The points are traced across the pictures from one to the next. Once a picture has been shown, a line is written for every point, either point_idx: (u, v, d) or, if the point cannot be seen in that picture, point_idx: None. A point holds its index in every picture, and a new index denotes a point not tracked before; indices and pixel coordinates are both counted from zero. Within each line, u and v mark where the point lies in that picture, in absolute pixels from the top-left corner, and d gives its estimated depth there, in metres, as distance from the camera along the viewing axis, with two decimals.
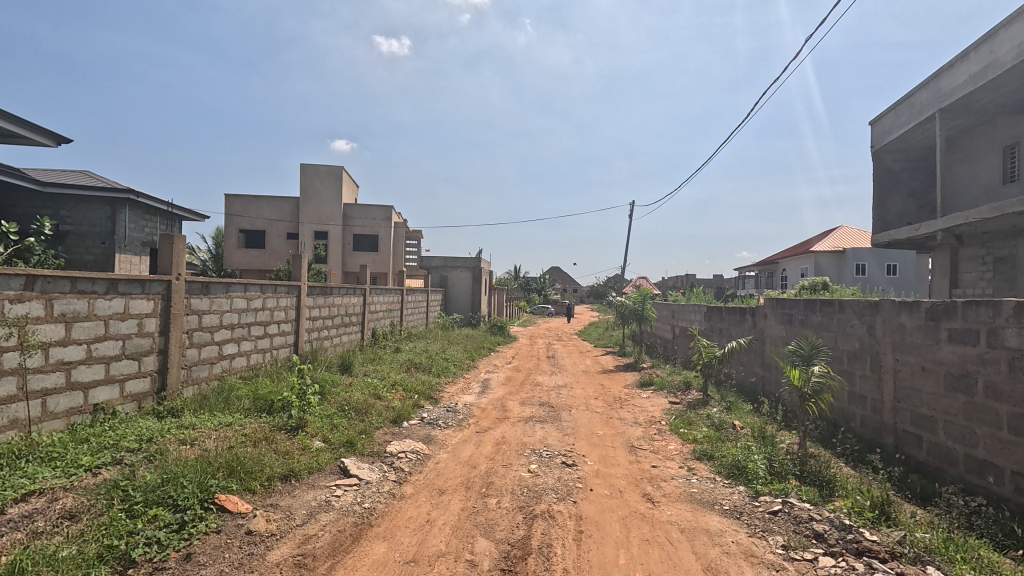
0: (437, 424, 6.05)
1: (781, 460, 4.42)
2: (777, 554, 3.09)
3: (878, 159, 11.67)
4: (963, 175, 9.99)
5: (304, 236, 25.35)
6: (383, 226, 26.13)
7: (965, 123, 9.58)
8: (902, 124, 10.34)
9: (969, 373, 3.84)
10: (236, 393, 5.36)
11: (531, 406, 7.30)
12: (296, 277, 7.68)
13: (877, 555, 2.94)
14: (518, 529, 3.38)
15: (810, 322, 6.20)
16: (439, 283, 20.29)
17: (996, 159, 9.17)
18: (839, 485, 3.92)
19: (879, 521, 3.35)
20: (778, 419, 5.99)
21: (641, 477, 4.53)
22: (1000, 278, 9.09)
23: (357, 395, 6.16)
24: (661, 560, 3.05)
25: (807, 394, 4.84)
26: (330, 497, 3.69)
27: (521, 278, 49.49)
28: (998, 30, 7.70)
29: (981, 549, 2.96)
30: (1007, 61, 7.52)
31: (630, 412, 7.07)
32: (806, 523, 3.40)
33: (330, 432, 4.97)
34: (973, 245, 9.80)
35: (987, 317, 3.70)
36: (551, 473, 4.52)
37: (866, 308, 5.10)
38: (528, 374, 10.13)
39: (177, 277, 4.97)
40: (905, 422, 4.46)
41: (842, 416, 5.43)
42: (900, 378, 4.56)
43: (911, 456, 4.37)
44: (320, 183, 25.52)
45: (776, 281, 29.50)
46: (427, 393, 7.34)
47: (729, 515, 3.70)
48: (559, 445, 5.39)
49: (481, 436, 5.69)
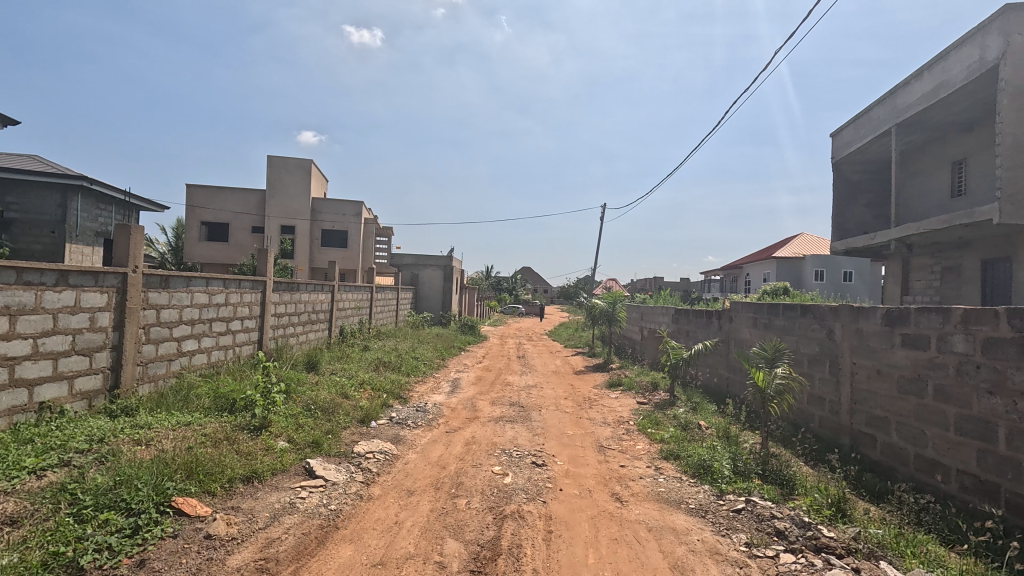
0: (406, 424, 5.97)
1: (745, 459, 4.54)
2: (740, 552, 3.17)
3: (839, 170, 12.14)
4: (916, 188, 10.51)
5: (269, 229, 24.63)
6: (354, 222, 25.60)
7: (918, 138, 10.09)
8: (861, 137, 10.79)
9: (920, 377, 4.03)
10: (195, 392, 5.14)
11: (501, 406, 7.30)
12: (261, 273, 7.45)
13: (834, 551, 3.04)
14: (488, 530, 3.36)
15: (773, 325, 6.39)
16: (409, 282, 20.03)
17: (946, 173, 9.68)
18: (798, 484, 4.07)
19: (836, 518, 3.48)
20: (742, 420, 6.16)
21: (610, 476, 4.58)
22: (948, 287, 9.62)
23: (324, 395, 6.01)
24: (630, 559, 3.09)
25: (770, 396, 4.98)
26: (295, 498, 3.59)
27: (492, 278, 49.54)
28: (949, 52, 8.18)
29: (928, 543, 3.10)
30: (958, 80, 7.96)
31: (600, 412, 7.16)
32: (768, 521, 3.50)
33: (296, 431, 4.83)
34: (923, 255, 10.33)
35: (937, 323, 3.90)
36: (521, 473, 4.51)
37: (827, 313, 5.29)
38: (498, 373, 10.15)
39: (133, 269, 4.75)
40: (861, 423, 4.66)
41: (802, 416, 5.62)
42: (857, 380, 4.75)
43: (865, 455, 4.57)
44: (288, 176, 24.87)
45: (740, 285, 30.47)
46: (396, 393, 7.23)
47: (694, 514, 3.77)
48: (529, 445, 5.41)
49: (451, 436, 5.65)
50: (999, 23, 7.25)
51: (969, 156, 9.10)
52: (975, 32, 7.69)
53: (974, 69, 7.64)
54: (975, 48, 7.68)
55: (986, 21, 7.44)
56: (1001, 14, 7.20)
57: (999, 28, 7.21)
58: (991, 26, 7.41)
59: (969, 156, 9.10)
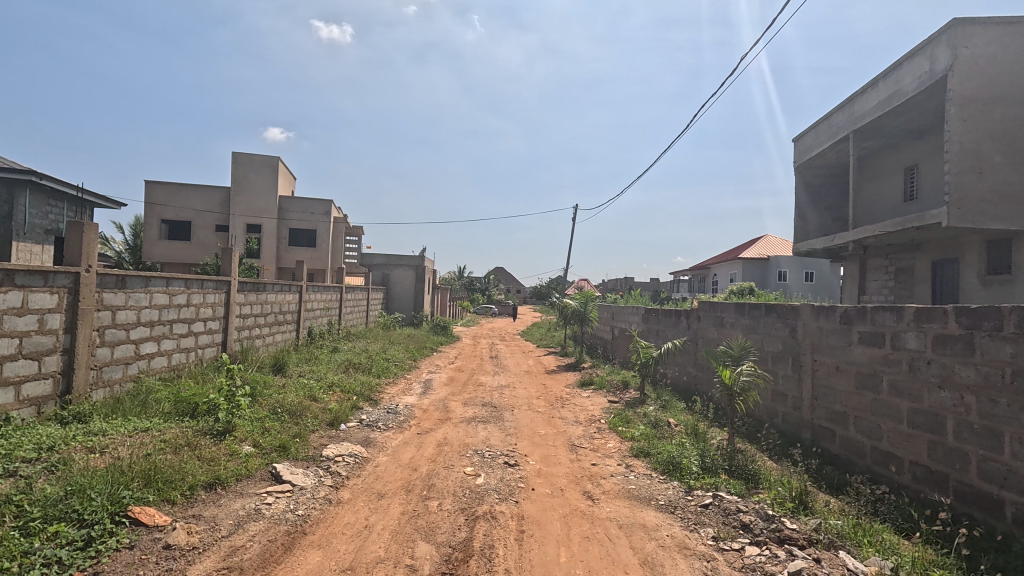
0: (376, 426, 5.88)
1: (712, 456, 4.65)
2: (707, 546, 3.24)
3: (801, 174, 12.57)
4: (871, 192, 10.97)
5: (234, 228, 23.91)
6: (322, 221, 25.08)
7: (874, 145, 10.54)
8: (821, 143, 11.21)
9: (876, 372, 4.20)
10: (155, 397, 4.94)
11: (474, 407, 7.27)
12: (225, 273, 7.21)
13: (796, 542, 3.14)
14: (460, 531, 3.34)
15: (739, 324, 6.56)
16: (380, 282, 19.75)
17: (899, 178, 10.14)
18: (763, 478, 4.19)
19: (798, 510, 3.59)
20: (709, 417, 6.30)
21: (582, 475, 4.62)
22: (901, 286, 10.08)
23: (291, 397, 5.86)
24: (601, 556, 3.11)
25: (735, 392, 5.11)
26: (261, 504, 3.49)
27: (464, 278, 49.34)
28: (902, 62, 8.57)
29: (884, 533, 3.24)
30: (910, 90, 8.36)
31: (572, 411, 7.21)
32: (734, 515, 3.58)
33: (262, 436, 4.69)
34: (878, 257, 10.80)
35: (892, 321, 4.07)
36: (493, 474, 4.50)
37: (789, 312, 5.46)
38: (471, 374, 10.11)
39: (86, 269, 4.53)
40: (821, 418, 4.83)
41: (766, 413, 5.79)
42: (818, 377, 4.92)
43: (825, 449, 4.74)
44: (254, 173, 24.20)
45: (708, 286, 31.22)
46: (366, 395, 7.12)
47: (664, 510, 3.84)
48: (501, 445, 5.40)
49: (422, 438, 5.60)
50: (947, 36, 7.64)
51: (920, 162, 9.56)
52: (925, 44, 8.09)
53: (924, 79, 8.03)
54: (925, 59, 8.07)
55: (935, 35, 7.83)
56: (949, 28, 7.58)
57: (946, 41, 7.60)
58: (939, 39, 7.81)
59: (920, 162, 9.56)
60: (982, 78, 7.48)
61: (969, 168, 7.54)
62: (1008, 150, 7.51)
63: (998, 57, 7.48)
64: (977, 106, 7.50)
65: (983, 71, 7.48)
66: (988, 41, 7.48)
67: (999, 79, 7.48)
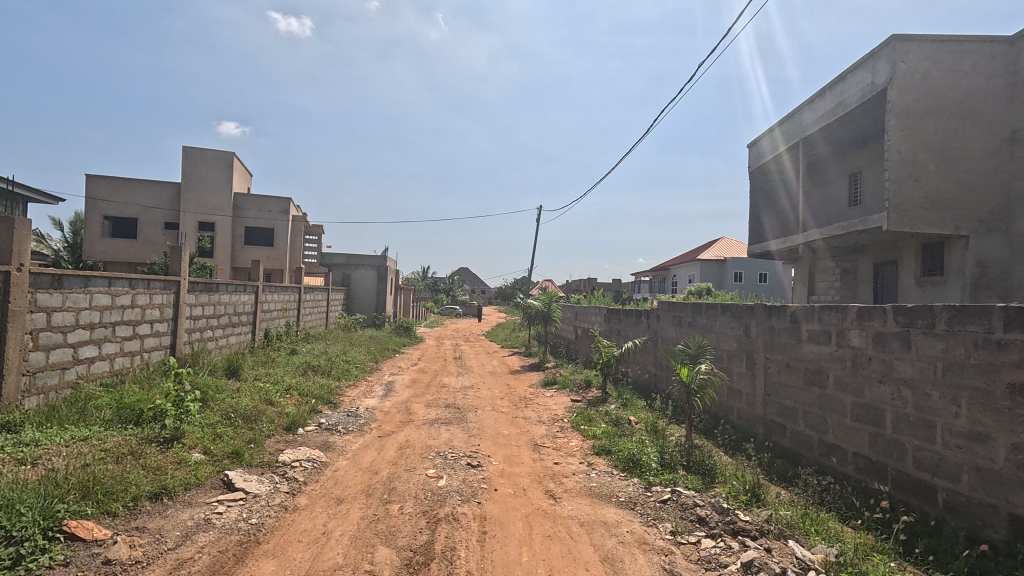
0: (336, 430, 5.74)
1: (671, 452, 4.76)
2: (666, 540, 3.32)
3: (755, 179, 13.06)
4: (820, 197, 11.52)
5: (185, 226, 22.89)
6: (280, 220, 24.32)
7: (822, 152, 11.07)
8: (774, 149, 11.68)
9: (822, 369, 4.41)
10: (95, 404, 4.66)
11: (437, 408, 7.20)
12: (174, 272, 6.89)
13: (749, 533, 3.25)
14: (421, 535, 3.30)
15: (696, 324, 6.76)
16: (341, 282, 19.30)
17: (844, 185, 10.69)
18: (718, 473, 4.33)
19: (751, 502, 3.73)
20: (668, 414, 6.47)
21: (544, 474, 4.64)
22: (847, 287, 10.63)
23: (245, 402, 5.65)
24: (562, 554, 3.14)
25: (693, 390, 5.26)
26: (211, 514, 3.34)
27: (428, 279, 48.89)
28: (846, 75, 9.05)
29: (829, 521, 3.40)
30: (854, 101, 8.83)
31: (535, 411, 7.25)
32: (691, 509, 3.69)
33: (213, 442, 4.50)
34: (826, 259, 11.34)
35: (837, 320, 4.29)
36: (456, 475, 4.47)
37: (743, 311, 5.66)
38: (434, 375, 10.02)
39: (17, 268, 4.23)
40: (772, 413, 5.03)
41: (722, 409, 5.99)
42: (770, 374, 5.12)
43: (776, 443, 4.94)
44: (206, 169, 23.22)
45: (668, 286, 32.03)
46: (325, 398, 6.94)
47: (624, 506, 3.91)
48: (464, 446, 5.37)
49: (383, 441, 5.50)
50: (887, 51, 8.11)
51: (863, 169, 10.10)
52: (867, 58, 8.55)
53: (867, 91, 8.50)
54: (867, 73, 8.54)
55: (876, 49, 8.29)
56: (889, 43, 8.04)
57: (887, 55, 8.06)
58: (880, 54, 8.27)
59: (863, 170, 10.10)
60: (918, 92, 7.97)
61: (906, 176, 8.02)
62: (941, 160, 8.03)
63: (932, 73, 8.00)
64: (914, 118, 7.99)
65: (919, 85, 7.97)
66: (924, 57, 7.98)
67: (933, 93, 8.00)
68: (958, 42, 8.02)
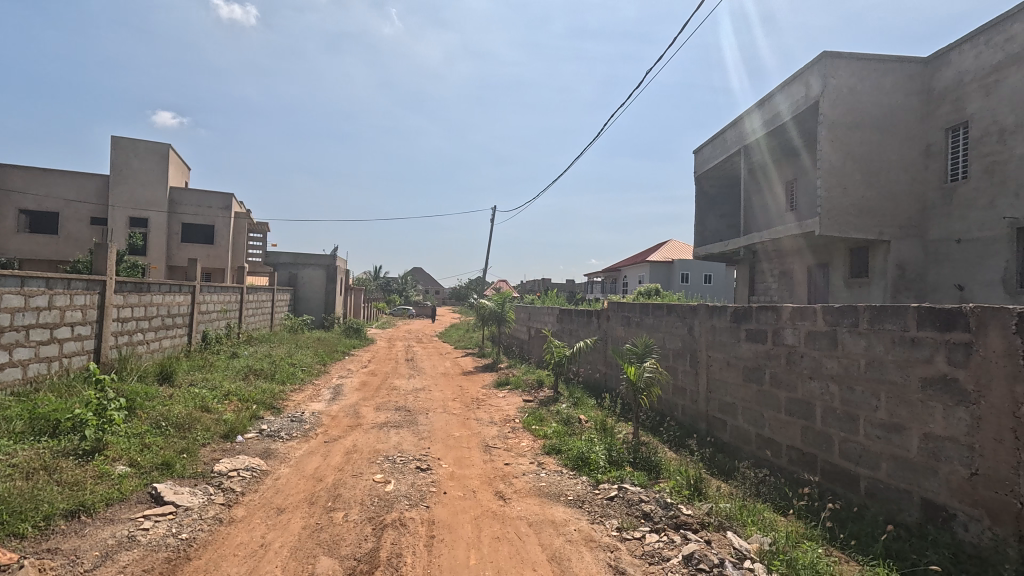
0: (278, 437, 5.50)
1: (618, 449, 4.86)
2: (612, 537, 3.38)
3: (700, 184, 13.58)
4: (759, 202, 12.11)
5: (114, 221, 21.37)
6: (221, 216, 23.13)
7: (761, 159, 11.63)
8: (717, 155, 12.18)
9: (759, 366, 4.62)
10: (3, 415, 4.24)
11: (386, 411, 7.05)
12: (99, 271, 6.40)
13: (690, 526, 3.35)
14: (365, 542, 3.21)
15: (644, 323, 6.94)
16: (287, 282, 18.56)
17: (781, 191, 11.29)
18: (663, 469, 4.45)
19: (693, 496, 3.86)
20: (617, 412, 6.61)
21: (495, 475, 4.63)
22: (783, 288, 11.23)
23: (178, 409, 5.32)
24: (510, 555, 3.13)
25: (640, 388, 5.39)
26: (135, 531, 3.12)
27: (381, 279, 47.89)
28: (783, 87, 9.56)
29: (765, 512, 3.56)
30: (789, 112, 9.35)
31: (487, 412, 7.22)
32: (636, 505, 3.77)
33: (140, 453, 4.20)
34: (764, 261, 11.94)
35: (772, 319, 4.50)
36: (404, 479, 4.38)
37: (687, 311, 5.85)
38: (384, 378, 9.80)
39: None
40: (714, 409, 5.24)
41: (668, 406, 6.18)
42: (712, 371, 5.33)
43: (717, 437, 5.15)
44: (138, 161, 21.77)
45: (619, 287, 32.80)
46: (268, 403, 6.64)
47: (572, 504, 3.96)
48: (413, 450, 5.27)
49: (329, 446, 5.33)
50: (819, 66, 8.60)
51: (798, 177, 10.70)
52: (802, 72, 9.05)
53: (801, 103, 9.02)
54: (802, 86, 9.05)
55: (810, 64, 8.78)
56: (821, 59, 8.53)
57: (819, 70, 8.55)
58: (813, 69, 8.77)
59: (798, 177, 10.70)
60: (846, 105, 8.52)
61: (836, 185, 8.56)
62: (866, 170, 8.63)
63: (858, 88, 8.57)
64: (842, 130, 8.53)
65: (846, 100, 8.52)
66: (851, 73, 8.53)
67: (859, 107, 8.57)
68: (880, 61, 8.64)
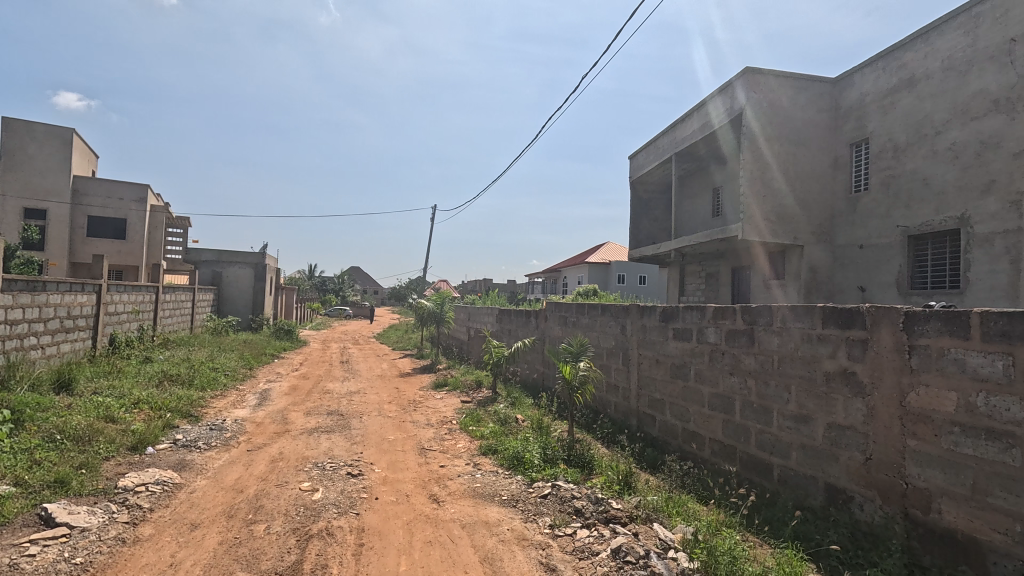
0: (195, 447, 5.13)
1: (553, 447, 4.93)
2: (544, 534, 3.42)
3: (635, 189, 14.08)
4: (689, 207, 12.72)
5: (5, 212, 19.16)
6: (135, 209, 21.33)
7: (690, 167, 12.22)
8: (651, 161, 12.66)
9: (685, 363, 4.84)
10: None
11: (317, 416, 6.76)
12: None
13: (619, 520, 3.45)
14: (288, 555, 3.05)
15: (579, 323, 7.08)
16: (210, 281, 17.40)
17: (709, 197, 11.92)
18: (595, 465, 4.56)
19: (623, 491, 3.97)
20: (553, 411, 6.71)
21: (429, 478, 4.56)
22: (710, 289, 11.86)
23: (77, 420, 4.83)
24: (441, 559, 3.08)
25: (575, 387, 5.50)
26: (18, 558, 2.78)
27: (315, 278, 46.03)
28: (711, 98, 10.10)
29: (688, 502, 3.73)
30: (716, 122, 9.89)
31: (424, 414, 7.11)
32: (569, 502, 3.83)
33: (29, 471, 3.77)
34: (693, 263, 12.56)
35: (697, 319, 4.73)
36: (333, 487, 4.21)
37: (620, 311, 6.03)
38: (316, 381, 9.41)
39: None
40: (644, 405, 5.43)
41: (601, 403, 6.35)
42: (642, 369, 5.52)
43: (647, 433, 5.34)
44: (35, 146, 19.63)
45: (559, 287, 33.43)
46: (184, 411, 6.18)
47: (506, 504, 3.96)
48: (345, 455, 5.09)
49: (252, 455, 5.03)
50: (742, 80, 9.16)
51: (723, 184, 11.33)
52: (727, 85, 9.60)
53: (727, 114, 9.57)
54: (728, 98, 9.60)
55: (734, 77, 9.33)
56: (744, 73, 9.09)
57: (742, 84, 9.10)
58: (737, 82, 9.33)
59: (723, 184, 11.33)
60: (765, 119, 9.13)
61: (757, 192, 9.13)
62: (783, 179, 9.28)
63: (776, 103, 9.21)
64: (762, 141, 9.13)
65: (766, 113, 9.13)
66: (770, 89, 9.15)
67: (777, 121, 9.21)
68: (795, 79, 9.33)
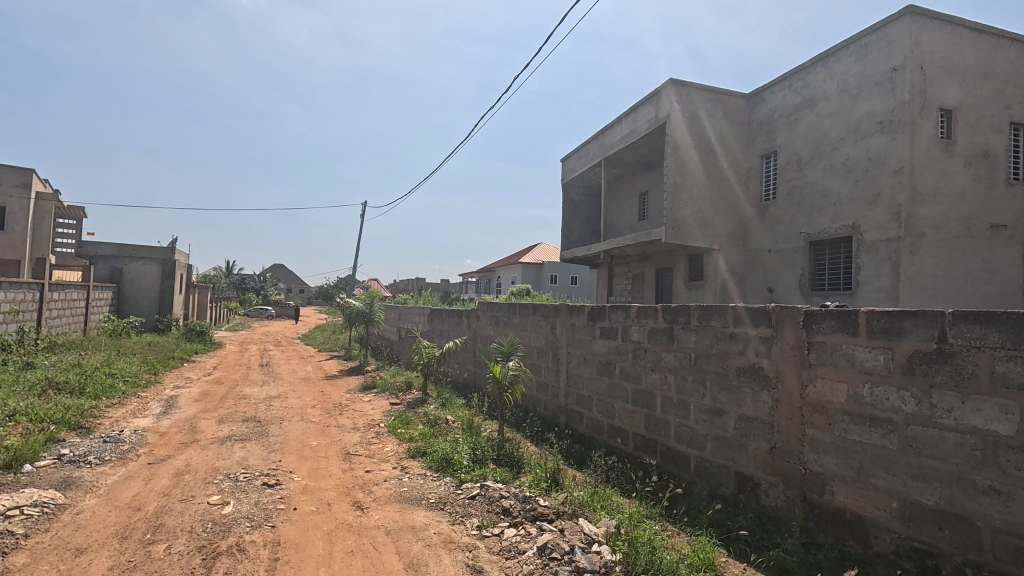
0: (84, 462, 4.60)
1: (483, 447, 4.91)
2: (471, 536, 3.39)
3: (566, 191, 14.38)
4: (617, 210, 13.18)
5: None
6: (16, 197, 18.91)
7: (619, 171, 12.68)
8: (582, 165, 12.97)
9: (611, 361, 4.99)
10: None
11: (231, 423, 6.31)
12: None
13: (546, 517, 3.49)
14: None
15: (511, 323, 7.12)
16: (108, 278, 15.76)
17: (635, 201, 12.41)
18: (524, 463, 4.59)
19: (550, 488, 4.03)
20: (484, 411, 6.69)
21: (353, 484, 4.38)
22: (636, 289, 12.36)
23: None
24: (364, 569, 2.96)
25: (505, 386, 5.50)
26: None
27: (234, 276, 43.10)
28: (638, 106, 10.51)
29: (612, 496, 3.85)
30: (643, 129, 10.31)
31: (350, 417, 6.83)
32: (497, 502, 3.83)
33: None
34: (621, 265, 13.03)
35: (622, 318, 4.89)
36: (246, 499, 3.93)
37: (550, 311, 6.12)
38: (231, 386, 8.78)
39: None
40: (572, 403, 5.54)
41: (531, 402, 6.41)
42: (570, 367, 5.63)
43: (575, 429, 5.46)
44: None
45: (492, 287, 33.54)
46: (72, 423, 5.52)
47: (434, 507, 3.89)
48: (261, 464, 4.78)
49: (154, 469, 4.59)
50: (667, 91, 9.61)
51: (649, 189, 11.85)
52: (653, 94, 10.04)
53: (652, 122, 10.01)
54: (653, 106, 10.03)
55: (660, 87, 9.77)
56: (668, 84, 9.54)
57: (667, 94, 9.55)
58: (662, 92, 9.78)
59: (649, 189, 11.85)
60: (687, 128, 9.64)
61: (678, 198, 9.62)
62: (702, 186, 9.84)
63: (697, 114, 9.75)
64: (684, 150, 9.63)
65: (688, 123, 9.64)
66: (691, 100, 9.67)
67: (697, 131, 9.75)
68: (714, 92, 9.93)
